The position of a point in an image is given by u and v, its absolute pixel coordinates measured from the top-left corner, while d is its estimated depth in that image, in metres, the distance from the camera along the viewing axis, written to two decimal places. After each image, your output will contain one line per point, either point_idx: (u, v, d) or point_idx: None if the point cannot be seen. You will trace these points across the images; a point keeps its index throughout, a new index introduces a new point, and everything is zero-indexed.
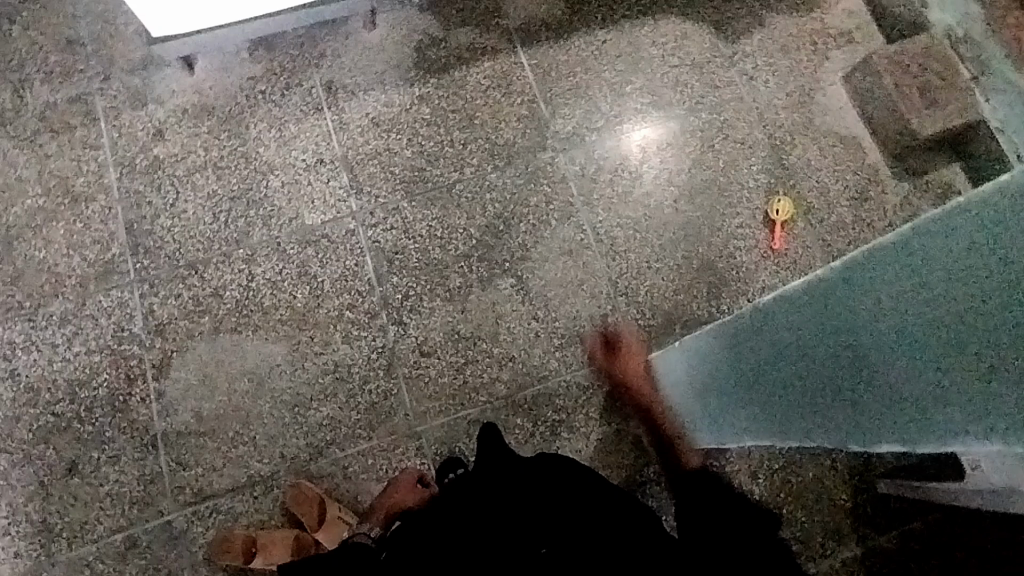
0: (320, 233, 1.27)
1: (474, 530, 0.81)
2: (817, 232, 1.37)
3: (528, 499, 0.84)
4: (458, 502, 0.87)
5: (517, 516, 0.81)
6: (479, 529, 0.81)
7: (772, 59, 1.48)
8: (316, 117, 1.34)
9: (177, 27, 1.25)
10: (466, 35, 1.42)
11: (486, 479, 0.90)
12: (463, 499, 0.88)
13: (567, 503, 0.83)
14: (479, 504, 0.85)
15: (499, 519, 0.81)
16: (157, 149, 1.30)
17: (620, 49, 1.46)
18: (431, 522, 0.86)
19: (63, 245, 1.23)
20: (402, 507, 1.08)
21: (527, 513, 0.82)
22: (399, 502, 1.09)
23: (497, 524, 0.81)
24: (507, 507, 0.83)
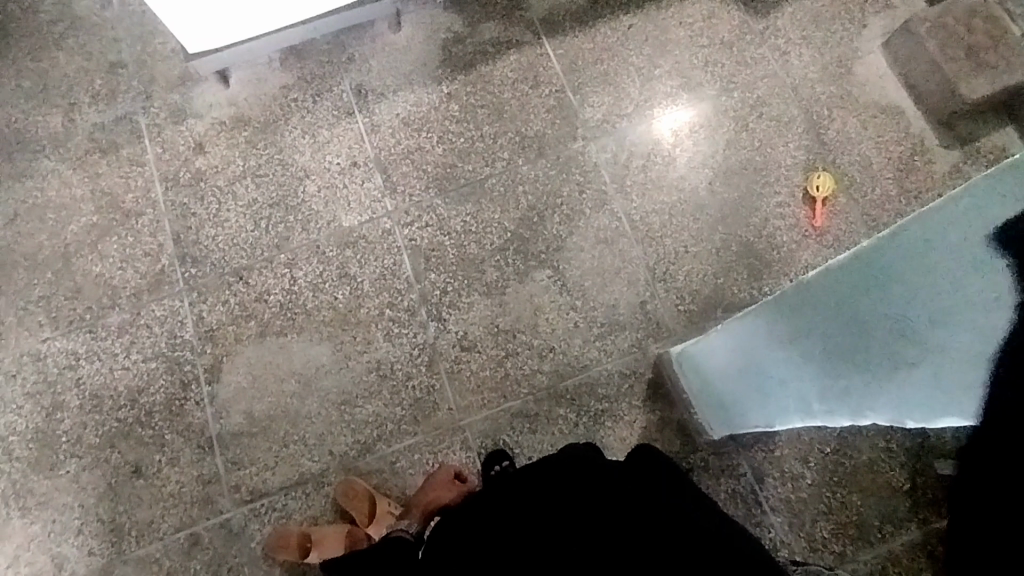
0: (359, 234, 1.30)
1: (522, 514, 0.83)
2: (860, 207, 1.33)
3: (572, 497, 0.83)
4: (503, 492, 0.89)
5: (563, 516, 0.80)
6: (527, 514, 0.83)
7: (804, 32, 1.44)
8: (348, 121, 1.37)
9: (213, 39, 1.27)
10: (490, 30, 1.43)
11: (537, 471, 0.91)
12: (510, 489, 0.89)
13: (617, 502, 0.81)
14: (523, 491, 0.87)
15: (536, 509, 0.83)
16: (198, 161, 1.34)
17: (647, 33, 1.44)
18: (476, 510, 0.88)
19: (118, 258, 1.28)
20: (439, 498, 1.09)
21: (571, 503, 0.82)
22: (437, 495, 1.10)
23: (533, 513, 0.82)
24: (549, 495, 0.84)
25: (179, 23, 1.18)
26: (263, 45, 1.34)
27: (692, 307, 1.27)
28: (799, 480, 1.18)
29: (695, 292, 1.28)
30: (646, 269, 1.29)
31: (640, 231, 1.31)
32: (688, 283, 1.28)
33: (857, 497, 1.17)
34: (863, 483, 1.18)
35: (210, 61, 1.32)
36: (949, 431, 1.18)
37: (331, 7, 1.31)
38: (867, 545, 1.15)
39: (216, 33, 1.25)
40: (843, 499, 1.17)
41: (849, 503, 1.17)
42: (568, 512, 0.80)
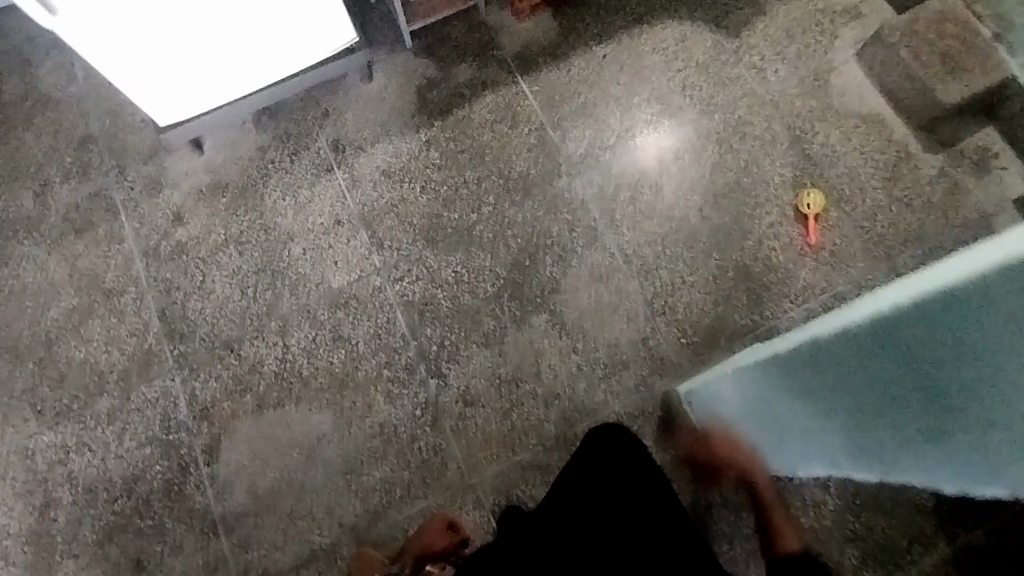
0: (348, 294, 1.27)
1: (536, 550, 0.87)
2: (852, 220, 1.32)
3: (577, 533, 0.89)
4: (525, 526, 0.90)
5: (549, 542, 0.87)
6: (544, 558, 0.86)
7: (778, 48, 1.44)
8: (328, 178, 1.35)
9: (176, 97, 1.20)
10: (465, 73, 1.42)
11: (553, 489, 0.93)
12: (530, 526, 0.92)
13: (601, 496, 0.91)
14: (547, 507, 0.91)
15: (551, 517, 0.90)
16: (178, 233, 1.31)
17: (622, 61, 1.43)
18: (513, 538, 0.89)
19: (102, 341, 1.24)
20: (434, 550, 1.06)
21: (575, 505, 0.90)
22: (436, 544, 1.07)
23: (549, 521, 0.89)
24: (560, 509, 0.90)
25: (148, 69, 1.10)
26: (222, 103, 1.28)
27: (696, 338, 1.25)
28: (821, 507, 1.15)
29: (696, 323, 1.26)
30: (644, 303, 1.27)
31: (635, 265, 1.29)
32: (688, 315, 1.26)
33: (881, 519, 1.14)
34: (887, 504, 1.14)
35: (158, 114, 1.23)
36: None
37: (295, 69, 1.29)
38: (895, 569, 1.13)
39: (175, 87, 1.17)
40: (867, 522, 1.15)
41: (874, 525, 1.14)
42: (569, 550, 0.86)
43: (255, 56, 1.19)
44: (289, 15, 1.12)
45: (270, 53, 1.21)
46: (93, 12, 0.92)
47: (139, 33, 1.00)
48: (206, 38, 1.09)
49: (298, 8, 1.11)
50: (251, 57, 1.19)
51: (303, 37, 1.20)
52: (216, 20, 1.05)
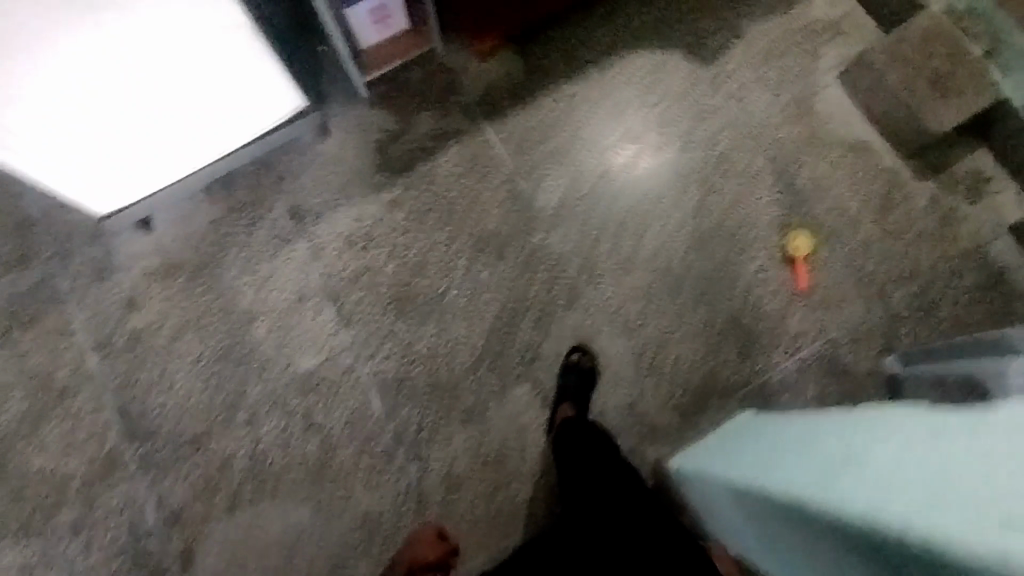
0: (319, 378, 1.21)
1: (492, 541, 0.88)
2: (844, 259, 1.25)
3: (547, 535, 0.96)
4: None
5: None
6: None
7: (757, 73, 1.36)
8: (288, 250, 1.27)
9: (114, 186, 1.13)
10: (426, 122, 1.33)
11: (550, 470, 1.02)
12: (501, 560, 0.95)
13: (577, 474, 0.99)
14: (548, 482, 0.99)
15: None
16: (132, 322, 1.23)
17: (593, 98, 1.34)
18: None
19: (59, 447, 1.17)
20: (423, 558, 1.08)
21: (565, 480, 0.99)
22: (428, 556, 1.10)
23: None
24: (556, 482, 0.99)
25: (148, 67, 0.89)
26: (125, 164, 1.09)
27: (686, 399, 1.19)
28: None
29: (686, 382, 1.20)
30: (629, 365, 1.20)
31: (619, 324, 1.22)
32: (677, 374, 1.20)
33: None
34: None
35: (67, 156, 0.99)
36: None
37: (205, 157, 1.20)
38: None
39: (115, 123, 0.97)
40: None
41: None
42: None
43: (197, 125, 1.09)
44: (252, 95, 1.08)
45: (201, 120, 1.08)
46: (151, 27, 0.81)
47: (140, 33, 0.81)
48: (180, 74, 0.94)
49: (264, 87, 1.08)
50: (187, 130, 1.09)
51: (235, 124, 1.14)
52: (200, 79, 0.97)
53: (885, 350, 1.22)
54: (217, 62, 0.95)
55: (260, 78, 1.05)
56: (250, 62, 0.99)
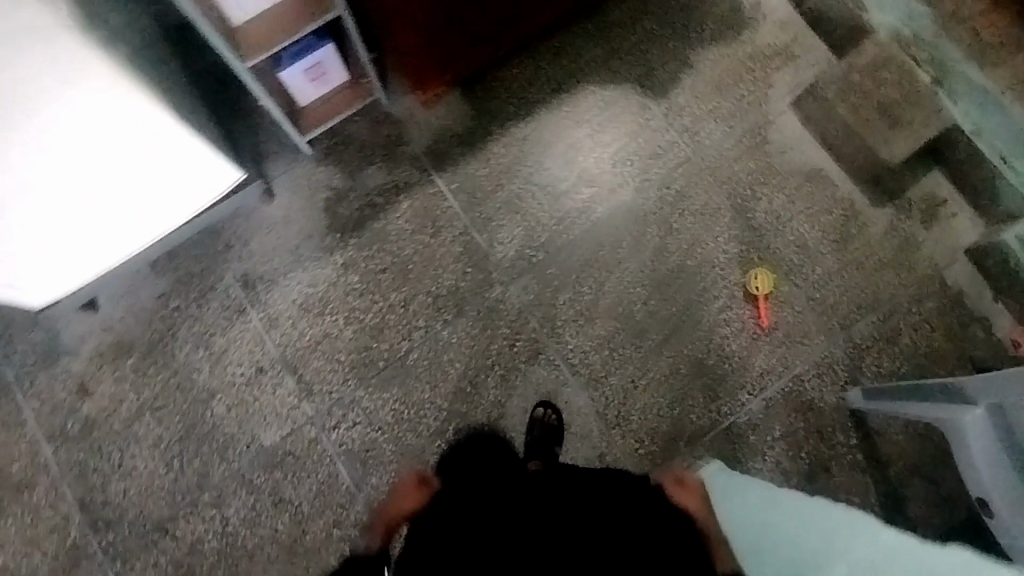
0: (284, 452, 1.19)
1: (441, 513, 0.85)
2: (804, 293, 1.25)
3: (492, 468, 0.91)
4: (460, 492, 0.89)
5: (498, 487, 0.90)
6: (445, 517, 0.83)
7: (710, 105, 1.34)
8: (242, 321, 1.24)
9: (49, 275, 1.08)
10: (374, 177, 1.30)
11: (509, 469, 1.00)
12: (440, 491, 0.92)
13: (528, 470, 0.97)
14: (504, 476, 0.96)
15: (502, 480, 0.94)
16: (85, 407, 1.19)
17: (545, 141, 1.31)
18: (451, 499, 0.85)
19: (21, 543, 1.15)
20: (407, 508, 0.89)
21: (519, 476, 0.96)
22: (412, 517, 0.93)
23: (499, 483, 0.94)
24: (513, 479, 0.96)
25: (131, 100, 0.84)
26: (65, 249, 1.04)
27: (654, 446, 1.19)
28: None
29: (653, 430, 1.20)
30: (596, 416, 1.20)
31: (583, 375, 1.21)
32: (644, 422, 1.20)
33: None
34: None
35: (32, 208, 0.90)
36: (935, 513, 1.15)
37: (147, 240, 1.16)
38: None
39: (86, 168, 0.90)
40: None
41: None
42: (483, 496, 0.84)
43: (129, 207, 1.03)
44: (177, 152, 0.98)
45: (133, 202, 1.03)
46: (3, 97, 0.72)
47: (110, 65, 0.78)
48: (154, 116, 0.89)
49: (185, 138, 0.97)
50: (126, 210, 1.03)
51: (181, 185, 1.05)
52: (101, 151, 0.89)
53: (848, 382, 1.22)
54: (119, 139, 0.89)
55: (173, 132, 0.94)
56: (145, 114, 0.88)
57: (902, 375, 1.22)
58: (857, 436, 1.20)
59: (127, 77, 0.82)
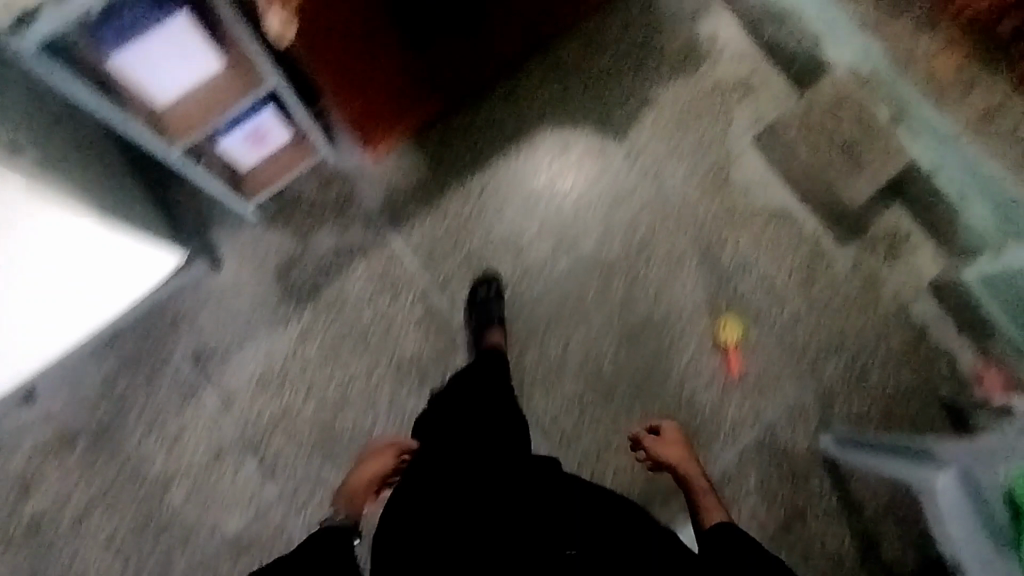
0: (250, 536, 1.15)
1: (413, 493, 0.83)
2: (772, 337, 1.24)
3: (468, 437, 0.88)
4: (423, 492, 0.82)
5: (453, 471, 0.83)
6: (416, 516, 0.79)
7: (673, 144, 1.29)
8: (197, 401, 1.18)
9: None
10: (328, 239, 1.24)
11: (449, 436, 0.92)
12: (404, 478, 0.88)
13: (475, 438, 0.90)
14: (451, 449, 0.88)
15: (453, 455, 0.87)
16: (29, 506, 1.15)
17: (503, 193, 1.26)
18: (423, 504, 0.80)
19: None
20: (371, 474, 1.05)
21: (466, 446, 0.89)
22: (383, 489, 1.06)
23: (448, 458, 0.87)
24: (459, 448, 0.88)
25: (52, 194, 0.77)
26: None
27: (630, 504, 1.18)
28: None
29: (628, 487, 1.18)
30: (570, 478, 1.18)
31: (554, 436, 1.19)
32: (618, 480, 1.19)
33: None
34: None
35: None
36: (908, 553, 1.17)
37: (80, 335, 1.07)
38: None
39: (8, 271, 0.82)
40: None
41: None
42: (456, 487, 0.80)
43: (53, 306, 0.95)
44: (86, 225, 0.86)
45: (56, 301, 0.94)
46: None
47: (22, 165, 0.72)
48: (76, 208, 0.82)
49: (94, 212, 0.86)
50: (51, 308, 0.95)
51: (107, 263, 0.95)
52: (17, 251, 0.80)
53: (820, 426, 1.22)
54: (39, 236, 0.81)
55: (73, 208, 0.82)
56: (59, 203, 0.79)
57: (872, 416, 1.22)
58: (830, 481, 1.20)
59: (44, 180, 0.75)
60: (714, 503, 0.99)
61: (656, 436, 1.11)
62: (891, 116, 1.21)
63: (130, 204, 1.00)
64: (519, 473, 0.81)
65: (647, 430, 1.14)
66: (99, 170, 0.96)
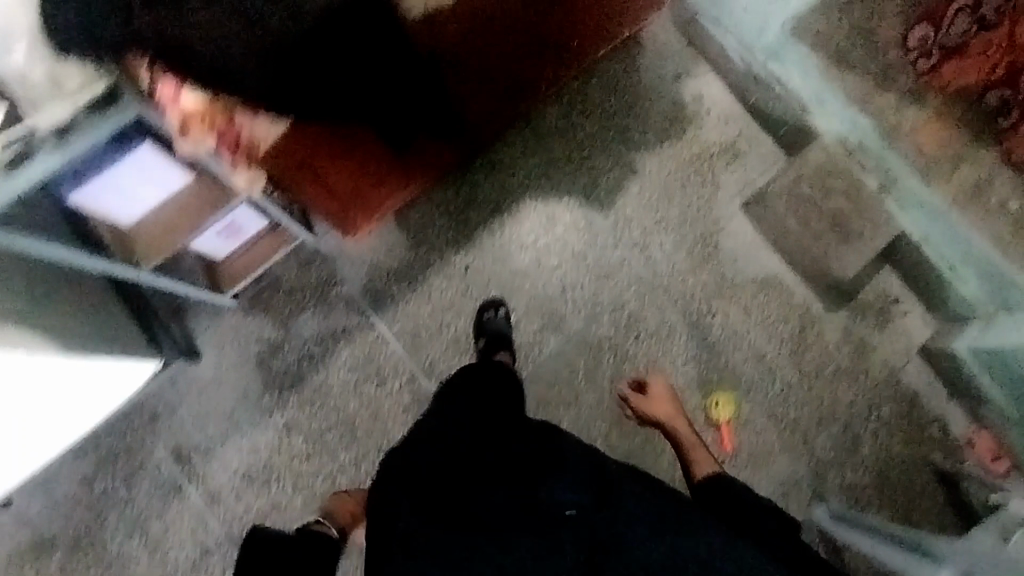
0: None
1: (417, 497, 0.81)
2: (764, 409, 1.23)
3: (465, 412, 0.90)
4: (430, 500, 0.80)
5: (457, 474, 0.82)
6: (426, 522, 0.78)
7: (660, 214, 1.27)
8: (180, 499, 1.15)
9: None
10: (310, 324, 1.20)
11: (445, 426, 0.89)
12: (401, 457, 0.87)
13: (472, 428, 0.87)
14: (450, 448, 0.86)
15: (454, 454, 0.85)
16: None
17: (488, 271, 1.24)
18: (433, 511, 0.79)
19: None
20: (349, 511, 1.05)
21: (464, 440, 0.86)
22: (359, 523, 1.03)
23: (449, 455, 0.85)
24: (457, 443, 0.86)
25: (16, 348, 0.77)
26: None
27: None
28: None
29: None
30: None
31: None
32: None
33: None
34: None
35: None
36: None
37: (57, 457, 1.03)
38: None
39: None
40: None
41: None
42: (454, 465, 0.83)
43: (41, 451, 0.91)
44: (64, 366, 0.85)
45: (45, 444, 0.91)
46: None
47: None
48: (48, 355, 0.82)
49: (45, 338, 0.82)
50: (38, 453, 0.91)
51: (76, 392, 0.90)
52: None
53: (814, 498, 1.21)
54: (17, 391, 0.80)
55: (43, 358, 0.81)
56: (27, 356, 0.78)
57: (865, 485, 1.22)
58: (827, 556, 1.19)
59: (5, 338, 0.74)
60: (703, 455, 1.05)
61: (643, 395, 1.15)
62: (878, 187, 1.20)
63: (103, 327, 0.98)
64: (524, 466, 0.81)
65: (633, 386, 1.18)
66: (69, 297, 0.93)
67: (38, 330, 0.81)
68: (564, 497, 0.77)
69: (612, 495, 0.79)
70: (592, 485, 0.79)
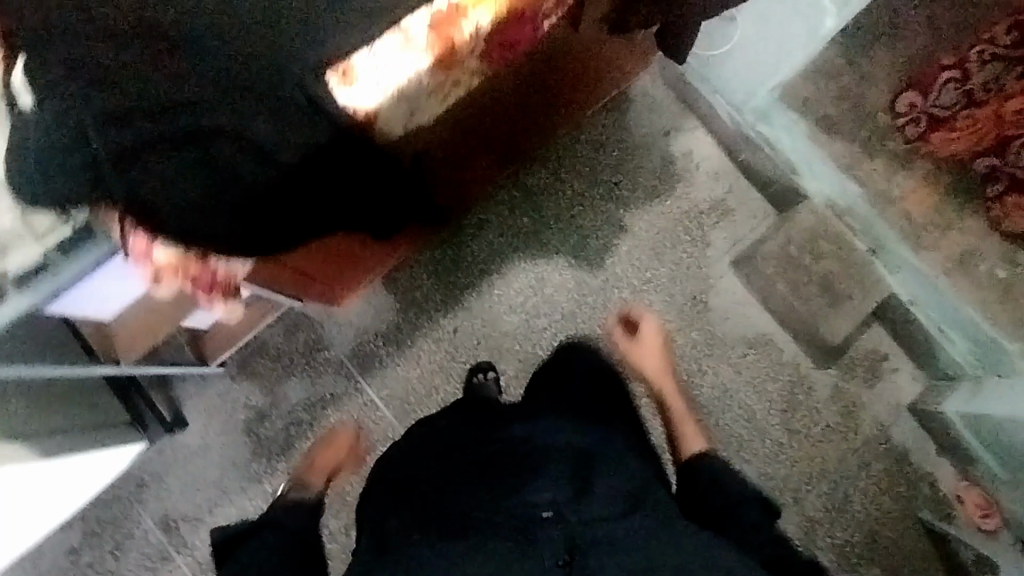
0: None
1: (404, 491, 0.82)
2: (754, 468, 1.23)
3: (464, 423, 0.93)
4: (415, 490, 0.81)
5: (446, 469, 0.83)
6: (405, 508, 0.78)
7: (649, 273, 1.26)
8: (168, 568, 1.15)
9: None
10: (298, 390, 1.20)
11: (445, 435, 0.91)
12: (399, 460, 0.90)
13: (468, 434, 0.89)
14: (444, 450, 0.87)
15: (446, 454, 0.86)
16: None
17: (477, 332, 1.23)
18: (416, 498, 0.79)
19: None
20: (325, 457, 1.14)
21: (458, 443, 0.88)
22: (340, 465, 1.13)
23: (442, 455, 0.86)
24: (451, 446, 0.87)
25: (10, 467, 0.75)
26: None
27: None
28: None
29: None
30: None
31: None
32: None
33: None
34: None
35: None
36: None
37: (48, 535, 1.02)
38: None
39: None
40: None
41: None
42: (444, 462, 0.85)
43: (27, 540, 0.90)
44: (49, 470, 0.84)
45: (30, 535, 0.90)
46: None
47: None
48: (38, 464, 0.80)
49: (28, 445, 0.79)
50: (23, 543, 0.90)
51: (60, 487, 0.89)
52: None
53: None
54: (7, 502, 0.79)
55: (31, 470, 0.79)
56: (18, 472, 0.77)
57: (855, 544, 1.22)
58: None
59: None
60: (691, 431, 1.10)
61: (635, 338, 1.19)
62: (868, 248, 1.20)
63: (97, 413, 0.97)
64: (508, 460, 0.81)
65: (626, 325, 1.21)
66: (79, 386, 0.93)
67: (22, 439, 0.78)
68: (541, 498, 0.73)
69: (594, 494, 0.74)
70: (569, 476, 0.77)
